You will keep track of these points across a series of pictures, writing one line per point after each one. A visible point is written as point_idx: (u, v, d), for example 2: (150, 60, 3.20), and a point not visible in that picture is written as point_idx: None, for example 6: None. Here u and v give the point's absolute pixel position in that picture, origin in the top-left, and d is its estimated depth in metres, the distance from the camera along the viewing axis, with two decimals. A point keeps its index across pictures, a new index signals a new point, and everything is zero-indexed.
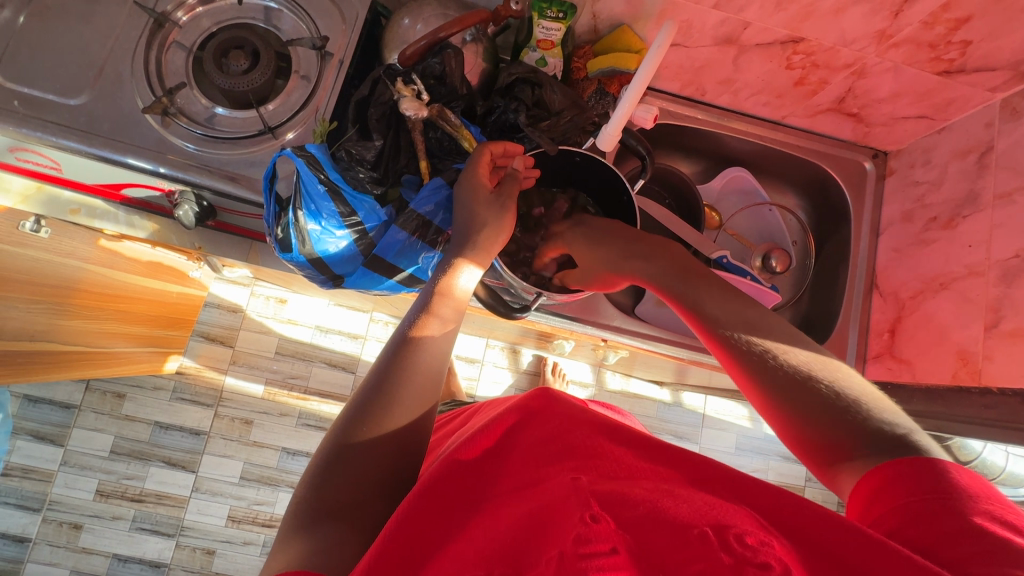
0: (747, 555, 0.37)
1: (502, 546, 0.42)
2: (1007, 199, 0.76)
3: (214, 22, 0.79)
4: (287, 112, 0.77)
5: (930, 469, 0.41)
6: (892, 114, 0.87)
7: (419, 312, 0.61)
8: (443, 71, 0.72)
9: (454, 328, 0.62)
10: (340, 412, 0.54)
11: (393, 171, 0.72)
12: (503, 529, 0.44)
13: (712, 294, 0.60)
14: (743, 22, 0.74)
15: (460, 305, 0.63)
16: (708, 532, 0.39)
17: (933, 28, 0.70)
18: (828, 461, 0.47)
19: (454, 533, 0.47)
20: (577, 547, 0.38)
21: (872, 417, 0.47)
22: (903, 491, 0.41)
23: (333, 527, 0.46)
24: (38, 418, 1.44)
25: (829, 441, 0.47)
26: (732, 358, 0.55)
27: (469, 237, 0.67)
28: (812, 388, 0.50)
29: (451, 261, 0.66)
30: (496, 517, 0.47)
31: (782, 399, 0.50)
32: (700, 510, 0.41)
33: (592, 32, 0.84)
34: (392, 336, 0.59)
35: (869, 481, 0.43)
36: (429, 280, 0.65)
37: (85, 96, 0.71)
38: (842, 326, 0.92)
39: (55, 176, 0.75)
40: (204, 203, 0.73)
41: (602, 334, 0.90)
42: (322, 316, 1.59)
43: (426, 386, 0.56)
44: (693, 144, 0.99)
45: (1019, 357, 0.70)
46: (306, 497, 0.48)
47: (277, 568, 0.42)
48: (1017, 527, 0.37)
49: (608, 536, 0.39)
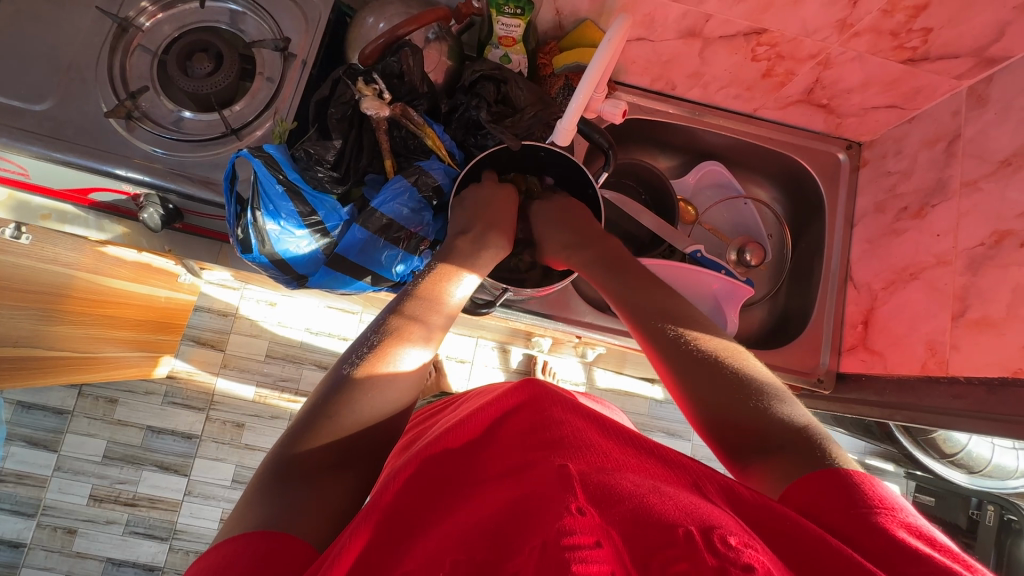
0: (731, 557, 0.36)
1: (484, 530, 0.42)
2: (973, 187, 0.75)
3: (176, 27, 0.79)
4: (252, 113, 0.77)
5: (853, 484, 0.43)
6: (862, 104, 0.86)
7: (400, 316, 0.58)
8: (402, 69, 0.71)
9: (437, 336, 0.60)
10: (307, 400, 0.52)
11: (354, 171, 0.72)
12: (487, 513, 0.44)
13: (667, 296, 0.63)
14: (704, 14, 0.74)
15: (449, 314, 0.62)
16: (694, 533, 0.38)
17: (892, 16, 0.69)
18: (738, 452, 0.49)
19: (438, 517, 0.47)
20: (560, 536, 0.38)
21: (777, 412, 0.50)
22: (826, 503, 0.42)
23: (303, 495, 0.45)
24: (31, 423, 1.45)
25: (735, 427, 0.50)
26: (655, 349, 0.58)
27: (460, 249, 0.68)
28: (723, 382, 0.52)
29: (444, 271, 0.65)
30: (479, 501, 0.47)
31: (695, 389, 0.53)
32: (686, 509, 0.41)
33: (557, 28, 0.84)
34: (362, 335, 0.58)
35: (794, 494, 0.44)
36: (411, 285, 0.63)
37: (49, 102, 0.72)
38: (818, 317, 0.91)
39: (25, 182, 0.76)
40: (169, 206, 0.74)
41: (574, 330, 0.90)
42: (312, 318, 1.59)
43: (405, 388, 0.55)
44: (665, 138, 0.98)
45: (985, 345, 0.70)
46: (274, 467, 0.47)
47: (240, 531, 0.42)
48: (929, 537, 0.39)
49: (592, 530, 0.39)
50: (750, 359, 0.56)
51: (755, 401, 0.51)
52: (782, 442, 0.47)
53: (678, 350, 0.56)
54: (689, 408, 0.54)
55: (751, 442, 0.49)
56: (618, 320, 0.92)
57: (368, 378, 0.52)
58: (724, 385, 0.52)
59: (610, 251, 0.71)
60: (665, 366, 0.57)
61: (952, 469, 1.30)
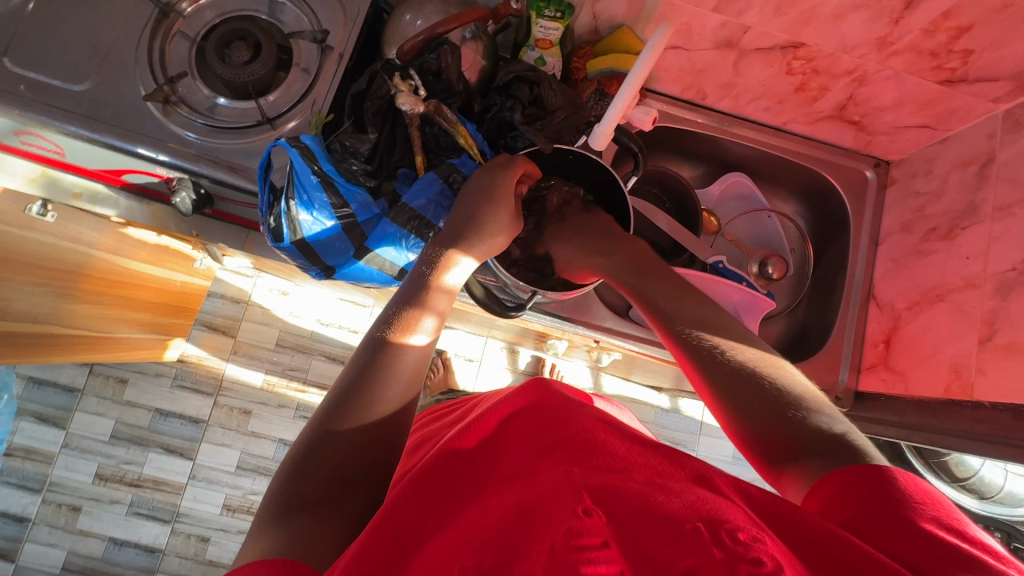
0: (740, 551, 0.36)
1: (492, 535, 0.42)
2: (1006, 211, 0.74)
3: (218, 14, 0.80)
4: (286, 103, 0.77)
5: (883, 478, 0.43)
6: (894, 123, 0.86)
7: (405, 306, 0.59)
8: (440, 66, 0.72)
9: (442, 323, 0.61)
10: (323, 399, 0.53)
11: (386, 166, 0.73)
12: (494, 521, 0.44)
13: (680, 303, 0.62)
14: (743, 26, 0.74)
15: (452, 299, 0.63)
16: (701, 528, 0.38)
17: (934, 36, 0.69)
18: (772, 458, 0.49)
19: (442, 525, 0.47)
20: (568, 538, 0.37)
21: (812, 420, 0.49)
22: (858, 497, 0.42)
23: (309, 518, 0.45)
24: (42, 400, 1.46)
25: (766, 436, 0.49)
26: (687, 357, 0.57)
27: (478, 233, 0.67)
28: (755, 387, 0.52)
29: (441, 254, 0.64)
30: (485, 508, 0.47)
31: (730, 397, 0.52)
32: (693, 506, 0.41)
33: (593, 32, 0.84)
34: (373, 327, 0.58)
35: (820, 490, 0.44)
36: (417, 271, 0.63)
37: (89, 82, 0.73)
38: (837, 335, 0.91)
39: (59, 161, 0.76)
40: (201, 191, 0.74)
41: (594, 335, 0.90)
42: (325, 309, 1.60)
43: (409, 377, 0.55)
44: (692, 148, 0.98)
45: (1011, 371, 0.70)
46: (282, 487, 0.47)
47: (250, 558, 0.41)
48: (966, 534, 0.39)
49: (600, 530, 0.39)
50: (788, 370, 0.55)
51: (789, 408, 0.50)
52: (816, 446, 0.47)
53: (709, 357, 0.55)
54: (726, 412, 0.53)
55: (786, 448, 0.48)
56: (638, 326, 0.92)
57: (387, 372, 0.54)
58: (757, 392, 0.51)
59: (623, 262, 0.69)
60: (695, 372, 0.56)
61: (962, 493, 1.29)
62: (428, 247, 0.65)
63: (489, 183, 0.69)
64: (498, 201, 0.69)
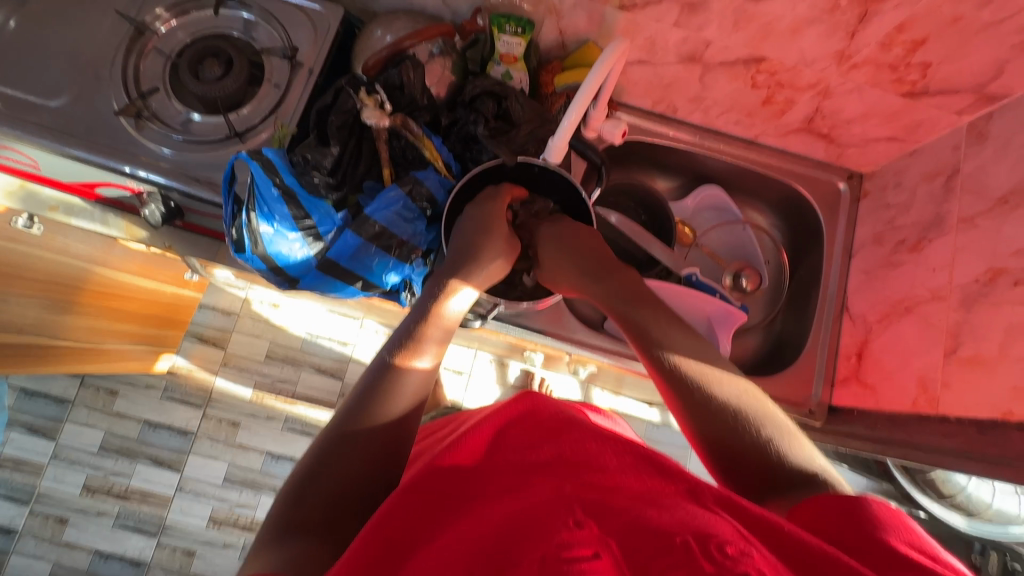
0: (729, 565, 0.34)
1: (485, 541, 0.41)
2: (970, 223, 0.74)
3: (189, 34, 0.82)
4: (257, 117, 0.79)
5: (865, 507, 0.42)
6: (863, 135, 0.86)
7: (408, 331, 0.62)
8: (402, 81, 0.74)
9: (441, 349, 0.63)
10: (331, 418, 0.54)
11: (351, 179, 0.72)
12: (485, 531, 0.42)
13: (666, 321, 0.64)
14: (704, 40, 0.75)
15: (450, 327, 0.64)
16: (691, 541, 0.36)
17: (891, 49, 0.69)
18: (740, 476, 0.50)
19: (436, 531, 0.45)
20: (560, 550, 0.36)
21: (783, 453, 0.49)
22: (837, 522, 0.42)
23: (303, 541, 0.44)
24: (33, 410, 1.48)
25: (730, 452, 0.51)
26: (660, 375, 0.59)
27: (476, 264, 0.69)
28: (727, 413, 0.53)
29: (444, 284, 0.66)
30: (477, 518, 0.45)
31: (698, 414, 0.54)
32: (682, 519, 0.39)
33: (561, 47, 0.85)
34: (379, 352, 0.60)
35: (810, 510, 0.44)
36: (421, 301, 0.66)
37: (65, 98, 0.75)
38: (811, 347, 0.90)
39: (36, 174, 0.79)
40: (170, 204, 0.76)
41: (565, 347, 0.90)
42: (314, 321, 1.60)
43: (415, 393, 0.57)
44: (666, 161, 0.99)
45: (977, 384, 0.69)
46: (280, 512, 0.46)
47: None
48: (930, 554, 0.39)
49: (592, 541, 0.37)
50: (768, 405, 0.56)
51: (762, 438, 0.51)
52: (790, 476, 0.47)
53: (683, 380, 0.57)
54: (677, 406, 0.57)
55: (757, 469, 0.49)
56: (607, 339, 0.91)
57: (389, 386, 0.56)
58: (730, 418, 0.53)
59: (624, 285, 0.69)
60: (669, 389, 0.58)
61: (952, 512, 1.27)
62: (432, 281, 0.68)
63: (481, 217, 0.73)
64: (487, 232, 0.72)
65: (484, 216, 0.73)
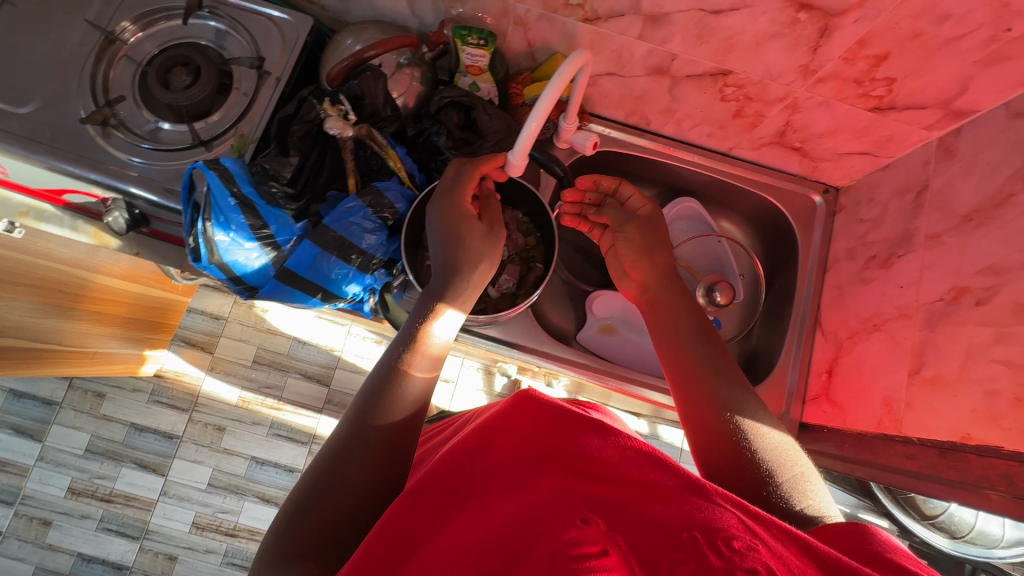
0: (738, 560, 0.34)
1: (491, 539, 0.37)
2: (937, 240, 0.73)
3: (156, 45, 0.83)
4: (223, 126, 0.79)
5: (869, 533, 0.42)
6: (835, 149, 0.85)
7: (401, 347, 0.60)
8: (363, 92, 0.74)
9: (433, 369, 0.61)
10: (330, 436, 0.54)
11: (311, 188, 0.73)
12: (490, 526, 0.39)
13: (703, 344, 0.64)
14: (669, 53, 0.74)
15: (442, 349, 0.62)
16: (700, 535, 0.36)
17: (854, 64, 0.68)
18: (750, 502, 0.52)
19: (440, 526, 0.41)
20: (568, 548, 0.35)
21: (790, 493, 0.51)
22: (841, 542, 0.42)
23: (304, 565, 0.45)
24: (19, 412, 1.48)
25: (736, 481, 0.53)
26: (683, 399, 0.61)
27: (463, 281, 0.66)
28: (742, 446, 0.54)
29: (430, 306, 0.64)
30: (480, 512, 0.41)
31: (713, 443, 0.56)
32: (686, 510, 0.38)
33: (530, 58, 0.85)
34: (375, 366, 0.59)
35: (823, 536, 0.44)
36: (409, 322, 0.63)
37: (34, 105, 0.76)
38: (784, 362, 0.89)
39: (5, 180, 0.79)
40: (134, 211, 0.76)
41: (530, 359, 0.89)
42: (301, 327, 1.60)
43: (413, 402, 0.57)
44: (641, 172, 0.99)
45: (939, 405, 0.67)
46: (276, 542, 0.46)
47: None
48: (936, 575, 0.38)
49: (599, 538, 0.36)
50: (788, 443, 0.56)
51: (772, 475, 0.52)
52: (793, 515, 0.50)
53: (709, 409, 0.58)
54: (692, 431, 0.58)
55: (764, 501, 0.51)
56: (573, 351, 0.90)
57: (384, 403, 0.55)
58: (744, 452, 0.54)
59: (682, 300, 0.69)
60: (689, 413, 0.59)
61: (934, 532, 1.24)
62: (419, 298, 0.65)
63: (450, 219, 0.68)
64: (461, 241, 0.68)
65: (455, 212, 0.69)
